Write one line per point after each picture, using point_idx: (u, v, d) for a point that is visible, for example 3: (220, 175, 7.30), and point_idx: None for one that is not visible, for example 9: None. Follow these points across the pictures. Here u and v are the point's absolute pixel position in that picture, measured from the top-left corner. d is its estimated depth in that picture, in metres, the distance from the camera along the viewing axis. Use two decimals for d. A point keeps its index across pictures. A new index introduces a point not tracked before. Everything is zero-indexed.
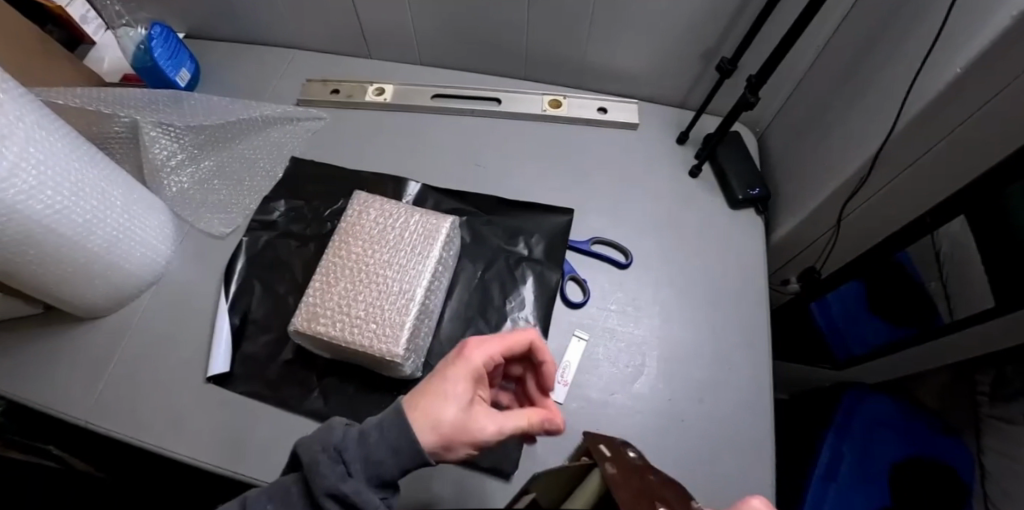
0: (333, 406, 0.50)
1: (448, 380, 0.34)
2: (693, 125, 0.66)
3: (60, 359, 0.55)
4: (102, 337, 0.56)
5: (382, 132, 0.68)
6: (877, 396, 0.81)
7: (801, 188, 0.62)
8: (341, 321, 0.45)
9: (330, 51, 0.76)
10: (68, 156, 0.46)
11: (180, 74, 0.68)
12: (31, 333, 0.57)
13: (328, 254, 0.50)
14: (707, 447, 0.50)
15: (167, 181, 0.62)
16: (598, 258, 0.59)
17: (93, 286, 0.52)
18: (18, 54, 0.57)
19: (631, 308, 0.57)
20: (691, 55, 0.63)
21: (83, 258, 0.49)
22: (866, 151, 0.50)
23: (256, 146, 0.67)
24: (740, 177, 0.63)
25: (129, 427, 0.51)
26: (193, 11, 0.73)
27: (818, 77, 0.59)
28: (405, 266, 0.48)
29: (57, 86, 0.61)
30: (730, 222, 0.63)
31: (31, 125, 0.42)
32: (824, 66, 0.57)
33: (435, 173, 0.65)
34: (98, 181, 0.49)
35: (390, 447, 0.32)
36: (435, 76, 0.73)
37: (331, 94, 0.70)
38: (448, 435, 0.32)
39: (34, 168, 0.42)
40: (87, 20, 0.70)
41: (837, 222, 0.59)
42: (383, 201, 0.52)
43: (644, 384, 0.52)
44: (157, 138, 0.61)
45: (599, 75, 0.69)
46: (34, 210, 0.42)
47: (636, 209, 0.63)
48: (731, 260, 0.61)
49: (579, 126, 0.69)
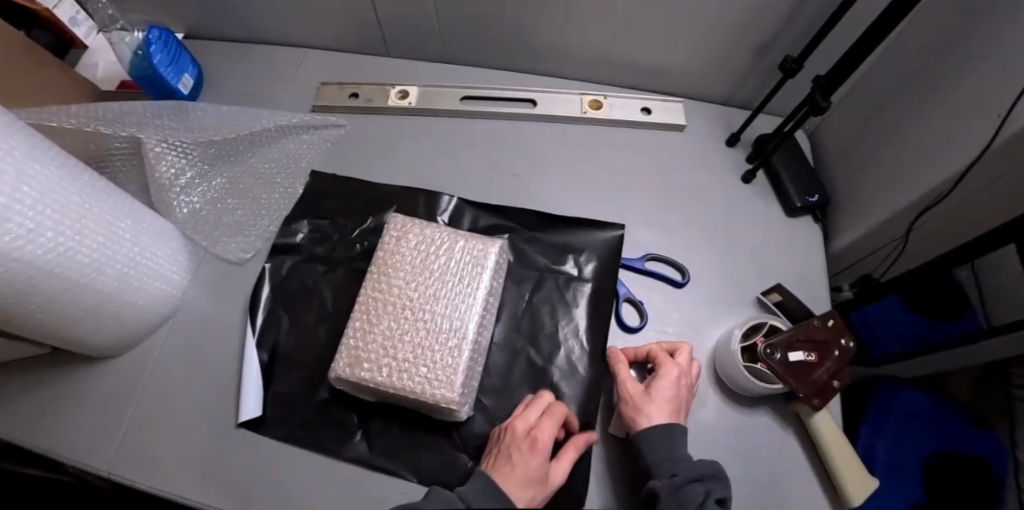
0: (378, 451, 0.46)
1: (522, 487, 0.37)
2: (746, 126, 0.61)
3: (76, 403, 0.51)
4: (118, 377, 0.52)
5: (407, 140, 0.62)
6: (911, 390, 0.79)
7: (865, 194, 0.57)
8: (387, 365, 0.42)
9: (344, 49, 0.69)
10: (67, 188, 0.41)
11: (182, 80, 0.62)
12: (42, 374, 0.53)
13: (366, 289, 0.45)
14: (774, 473, 0.50)
15: (177, 203, 0.55)
16: (652, 276, 0.55)
17: (102, 328, 0.47)
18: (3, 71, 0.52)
19: (689, 331, 0.53)
20: (746, 50, 0.57)
21: (91, 299, 0.44)
22: (948, 161, 0.45)
23: (269, 158, 0.61)
24: (799, 183, 0.59)
25: (155, 480, 0.47)
26: (192, 9, 0.66)
27: (885, 73, 0.53)
28: (454, 300, 0.44)
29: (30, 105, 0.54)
30: (788, 231, 0.59)
31: (22, 156, 0.37)
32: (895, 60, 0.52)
33: (469, 188, 0.59)
34: (103, 212, 0.44)
35: (573, 400, 0.48)
36: (461, 74, 0.67)
37: (349, 99, 0.65)
38: (519, 483, 0.37)
39: (30, 208, 0.37)
40: (76, 22, 0.67)
41: (906, 232, 0.54)
42: (422, 224, 0.47)
43: (708, 411, 0.52)
44: (162, 155, 0.54)
45: (642, 73, 0.64)
46: (34, 255, 0.38)
47: (687, 219, 0.59)
48: (789, 274, 0.57)
49: (621, 130, 0.63)
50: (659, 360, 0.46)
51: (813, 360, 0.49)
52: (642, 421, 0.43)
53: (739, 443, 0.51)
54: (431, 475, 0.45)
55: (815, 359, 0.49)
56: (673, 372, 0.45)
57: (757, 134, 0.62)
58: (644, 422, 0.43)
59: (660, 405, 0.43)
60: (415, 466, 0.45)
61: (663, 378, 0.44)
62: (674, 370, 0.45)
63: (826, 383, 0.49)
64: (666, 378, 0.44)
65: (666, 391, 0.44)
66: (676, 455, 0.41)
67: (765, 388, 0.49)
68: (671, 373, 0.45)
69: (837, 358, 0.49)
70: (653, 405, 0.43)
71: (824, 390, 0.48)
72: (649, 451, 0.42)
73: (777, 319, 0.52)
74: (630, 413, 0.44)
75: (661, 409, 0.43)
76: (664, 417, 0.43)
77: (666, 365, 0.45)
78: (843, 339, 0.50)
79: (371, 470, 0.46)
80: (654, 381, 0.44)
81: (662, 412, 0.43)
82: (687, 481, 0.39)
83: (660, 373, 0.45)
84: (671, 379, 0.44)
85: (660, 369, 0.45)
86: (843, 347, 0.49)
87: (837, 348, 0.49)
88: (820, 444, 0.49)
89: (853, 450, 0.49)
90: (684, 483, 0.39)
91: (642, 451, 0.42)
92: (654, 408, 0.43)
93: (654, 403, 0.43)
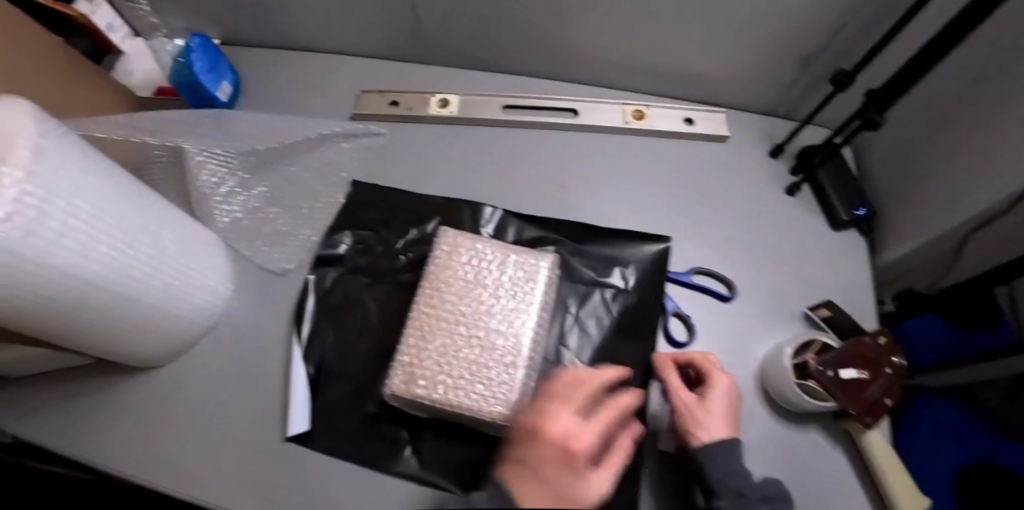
0: (428, 467, 0.46)
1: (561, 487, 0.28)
2: (791, 137, 0.60)
3: (117, 414, 0.51)
4: (163, 387, 0.52)
5: (449, 149, 0.62)
6: (944, 400, 0.75)
7: (912, 208, 0.56)
8: (444, 383, 0.41)
9: (383, 57, 0.69)
10: (124, 204, 0.40)
11: (221, 88, 0.62)
12: (85, 383, 0.53)
13: (418, 304, 0.45)
14: (824, 489, 0.49)
15: (218, 212, 0.55)
16: (700, 290, 0.55)
17: (149, 340, 0.47)
18: (40, 79, 0.51)
19: (736, 346, 0.53)
20: (794, 62, 0.56)
21: (143, 313, 0.44)
22: (1006, 178, 0.44)
23: (309, 166, 0.60)
24: (845, 196, 0.58)
25: (203, 493, 0.46)
26: (232, 16, 0.66)
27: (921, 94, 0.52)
28: (507, 316, 0.44)
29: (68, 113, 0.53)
30: (834, 244, 0.58)
31: (78, 170, 0.35)
32: (930, 85, 0.51)
33: (512, 200, 0.59)
34: (153, 226, 0.43)
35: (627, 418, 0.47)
36: (500, 82, 0.66)
37: (389, 106, 0.64)
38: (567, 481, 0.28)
39: (87, 225, 0.36)
40: (114, 28, 0.67)
41: (959, 246, 0.55)
42: (473, 238, 0.47)
43: (758, 427, 0.51)
44: (204, 163, 0.53)
45: (686, 82, 0.63)
46: (88, 271, 0.37)
47: (732, 232, 0.58)
48: (836, 289, 0.56)
49: (662, 140, 0.63)
50: (706, 370, 0.44)
51: (864, 377, 0.47)
52: (700, 435, 0.41)
53: (789, 460, 0.50)
54: (483, 492, 0.45)
55: (867, 377, 0.48)
56: (725, 383, 0.43)
57: (803, 145, 0.61)
58: (704, 436, 0.41)
59: (717, 418, 0.41)
60: (467, 483, 0.45)
61: (716, 389, 0.43)
62: (726, 380, 0.43)
63: (879, 400, 0.48)
64: (718, 390, 0.43)
65: (722, 403, 0.42)
66: (742, 469, 0.40)
67: (817, 405, 0.48)
68: (724, 384, 0.43)
69: (889, 376, 0.47)
70: (709, 418, 0.41)
71: (877, 408, 0.47)
72: (710, 467, 0.40)
73: (826, 335, 0.51)
74: (684, 426, 0.42)
75: (719, 422, 0.41)
76: (722, 430, 0.41)
77: (717, 376, 0.43)
78: (895, 356, 0.48)
79: (422, 486, 0.45)
80: (707, 393, 0.43)
81: (720, 424, 0.41)
82: (754, 501, 0.38)
83: (711, 384, 0.43)
84: (725, 390, 0.43)
85: (711, 380, 0.44)
86: (895, 365, 0.48)
87: (890, 365, 0.48)
88: (872, 462, 0.49)
89: (906, 469, 0.49)
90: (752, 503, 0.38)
91: (702, 466, 0.40)
92: (711, 421, 0.41)
93: (710, 415, 0.41)
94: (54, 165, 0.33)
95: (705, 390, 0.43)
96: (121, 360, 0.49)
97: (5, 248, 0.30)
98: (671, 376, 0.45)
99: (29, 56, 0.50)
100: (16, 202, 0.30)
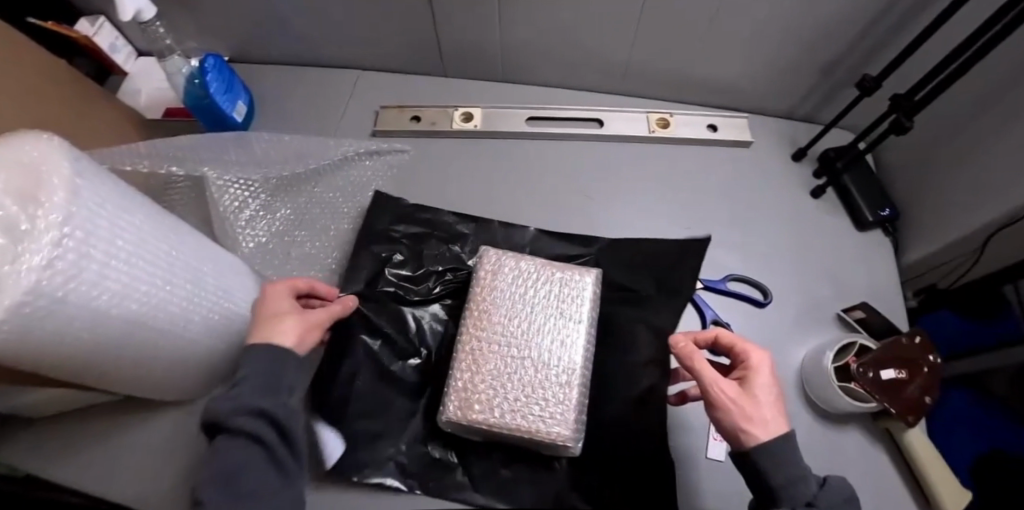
0: (484, 493, 0.44)
1: None
2: (814, 141, 0.61)
3: (144, 452, 0.49)
4: (198, 421, 0.50)
5: (475, 164, 0.62)
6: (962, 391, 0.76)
7: (934, 209, 0.57)
8: (501, 406, 0.40)
9: (401, 71, 0.68)
10: (157, 238, 0.38)
11: (236, 108, 0.60)
12: (112, 420, 0.51)
13: (467, 326, 0.44)
14: (871, 490, 0.50)
15: (242, 237, 0.53)
16: (736, 297, 0.56)
17: (183, 375, 0.45)
18: (49, 103, 0.48)
19: (774, 350, 0.54)
20: (817, 68, 0.57)
21: (182, 349, 0.42)
22: None
23: (334, 187, 0.59)
24: (869, 198, 0.59)
25: None
26: (244, 35, 0.64)
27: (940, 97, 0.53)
28: (558, 335, 0.43)
29: (83, 141, 0.51)
30: (861, 245, 0.59)
31: (115, 209, 0.33)
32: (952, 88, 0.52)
33: (543, 213, 0.59)
34: (188, 258, 0.41)
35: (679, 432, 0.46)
36: (521, 94, 0.66)
37: (411, 122, 0.64)
38: None
39: (126, 264, 0.34)
40: (115, 49, 0.65)
41: (981, 244, 0.53)
42: (516, 257, 0.47)
43: (802, 432, 0.51)
44: (226, 187, 0.52)
45: (708, 90, 0.63)
46: (130, 312, 0.35)
47: (761, 237, 0.59)
48: (867, 290, 0.57)
49: (687, 148, 0.63)
50: (742, 352, 0.39)
51: (904, 377, 0.48)
52: (758, 431, 0.34)
53: (835, 463, 0.50)
54: None
55: (905, 376, 0.48)
56: (765, 364, 0.38)
57: (825, 149, 0.62)
58: (761, 433, 0.34)
59: (769, 407, 0.36)
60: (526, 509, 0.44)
61: (763, 373, 0.37)
62: (767, 360, 0.38)
63: (919, 399, 0.48)
64: (761, 373, 0.37)
65: (771, 387, 0.36)
66: (805, 472, 0.34)
67: (860, 407, 0.48)
68: (766, 365, 0.38)
69: (927, 374, 0.48)
70: (762, 407, 0.35)
71: (919, 407, 0.48)
72: (772, 471, 0.34)
73: (863, 336, 0.51)
74: (735, 422, 0.35)
75: (772, 410, 0.35)
76: (778, 421, 0.35)
77: (758, 356, 0.38)
78: (931, 355, 0.49)
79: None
80: (753, 378, 0.37)
81: (776, 412, 0.35)
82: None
83: (751, 367, 0.38)
84: (769, 373, 0.37)
85: (750, 361, 0.38)
86: (931, 363, 0.48)
87: (927, 365, 0.49)
88: (914, 461, 0.49)
89: (948, 467, 0.49)
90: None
91: (761, 470, 0.34)
92: (766, 412, 0.35)
93: (763, 405, 0.35)
94: (90, 206, 0.31)
95: (746, 374, 0.38)
96: (154, 396, 0.46)
97: (46, 296, 0.29)
98: (705, 365, 0.37)
99: (37, 78, 0.48)
100: (56, 246, 0.28)
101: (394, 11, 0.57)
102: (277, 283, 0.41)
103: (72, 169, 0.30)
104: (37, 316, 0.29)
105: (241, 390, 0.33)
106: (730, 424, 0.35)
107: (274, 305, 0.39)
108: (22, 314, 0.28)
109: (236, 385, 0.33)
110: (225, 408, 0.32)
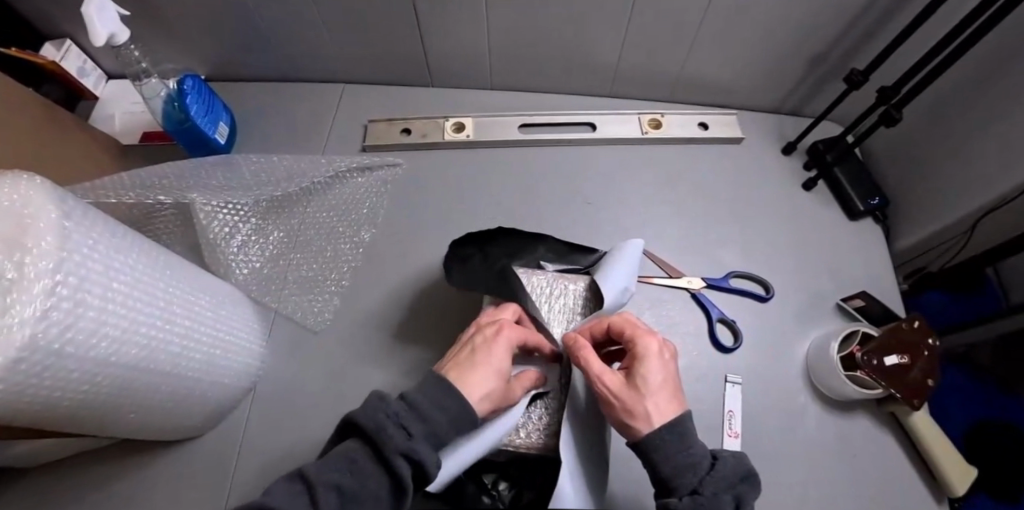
0: None
1: None
2: (803, 135, 0.62)
3: (146, 496, 0.47)
4: (201, 458, 0.48)
5: (470, 176, 0.61)
6: None
7: (921, 194, 0.59)
8: (527, 425, 0.40)
9: (387, 83, 0.67)
10: (151, 273, 0.36)
11: (219, 129, 0.58)
12: (110, 464, 0.48)
13: None
14: (882, 475, 0.50)
15: (234, 265, 0.49)
16: (738, 293, 0.56)
17: (186, 415, 0.43)
18: (22, 136, 0.46)
19: (778, 343, 0.54)
20: (803, 64, 0.58)
21: (182, 388, 0.40)
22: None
23: (326, 205, 0.56)
24: (859, 187, 0.60)
25: None
26: (222, 53, 0.62)
27: None
28: None
29: (62, 175, 0.49)
30: (855, 234, 0.60)
31: (108, 249, 0.31)
32: None
33: (542, 221, 0.59)
34: (185, 292, 0.40)
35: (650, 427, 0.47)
36: (512, 101, 0.66)
37: (402, 135, 0.63)
38: None
39: (123, 307, 0.32)
40: (85, 72, 0.62)
41: (972, 226, 0.55)
42: (525, 274, 0.46)
43: (813, 423, 0.52)
44: (215, 213, 0.45)
45: (698, 89, 0.64)
46: (130, 356, 0.33)
47: (759, 232, 0.59)
48: (863, 277, 0.58)
49: (680, 147, 0.64)
50: (633, 339, 0.37)
51: (907, 362, 0.49)
52: (641, 423, 0.33)
53: (847, 451, 0.51)
54: None
55: (908, 362, 0.49)
56: (656, 348, 0.36)
57: (813, 142, 0.63)
58: (645, 427, 0.33)
59: (654, 395, 0.33)
60: None
61: (648, 359, 0.35)
62: (655, 345, 0.36)
63: (922, 383, 0.48)
64: (650, 359, 0.35)
65: (657, 373, 0.34)
66: (696, 458, 0.32)
67: (865, 394, 0.49)
68: (655, 350, 0.35)
69: (927, 357, 0.49)
70: (644, 396, 0.33)
71: (921, 391, 0.48)
72: (660, 461, 0.32)
73: (864, 324, 0.52)
74: (618, 415, 0.34)
75: (656, 398, 0.33)
76: (663, 411, 0.33)
77: (645, 342, 0.36)
78: (930, 338, 0.50)
79: None
80: (641, 365, 0.35)
81: (661, 400, 0.33)
82: (712, 499, 0.31)
83: (641, 355, 0.35)
84: (657, 358, 0.35)
85: (640, 348, 0.36)
86: (930, 346, 0.49)
87: (927, 348, 0.49)
88: (920, 443, 0.50)
89: (953, 446, 0.50)
90: (712, 501, 0.30)
91: (652, 462, 0.32)
92: (648, 403, 0.33)
93: (645, 394, 0.33)
94: (83, 252, 0.29)
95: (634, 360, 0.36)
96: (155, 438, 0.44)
97: (43, 350, 0.27)
98: (592, 359, 0.36)
99: (8, 109, 0.45)
100: (49, 295, 0.26)
101: (381, 24, 0.56)
102: (513, 329, 0.36)
103: (63, 211, 0.28)
104: (34, 371, 0.27)
105: (414, 434, 0.29)
106: (617, 417, 0.34)
107: (498, 360, 0.34)
108: (19, 372, 0.26)
109: (408, 411, 0.30)
110: (394, 439, 0.28)
